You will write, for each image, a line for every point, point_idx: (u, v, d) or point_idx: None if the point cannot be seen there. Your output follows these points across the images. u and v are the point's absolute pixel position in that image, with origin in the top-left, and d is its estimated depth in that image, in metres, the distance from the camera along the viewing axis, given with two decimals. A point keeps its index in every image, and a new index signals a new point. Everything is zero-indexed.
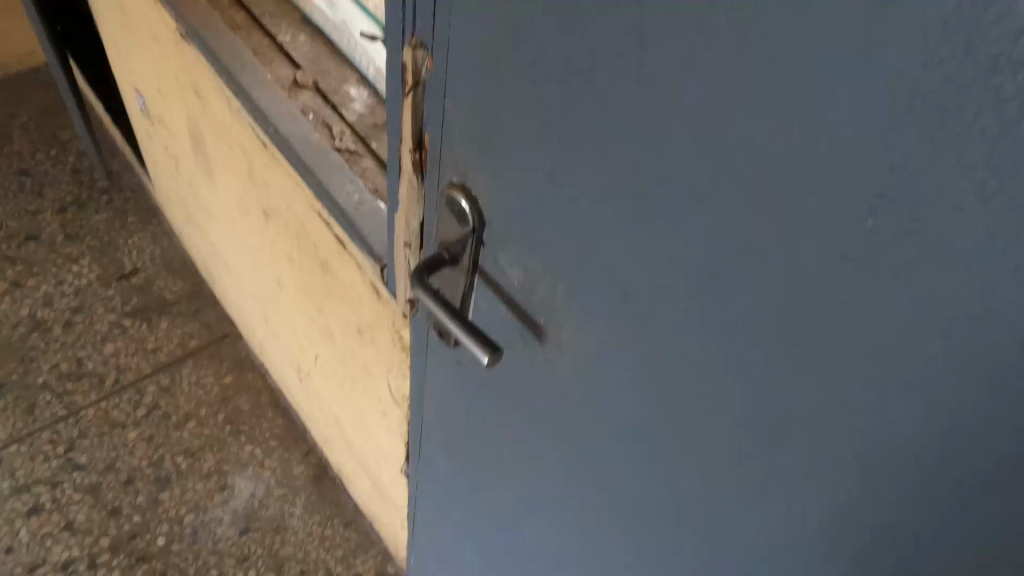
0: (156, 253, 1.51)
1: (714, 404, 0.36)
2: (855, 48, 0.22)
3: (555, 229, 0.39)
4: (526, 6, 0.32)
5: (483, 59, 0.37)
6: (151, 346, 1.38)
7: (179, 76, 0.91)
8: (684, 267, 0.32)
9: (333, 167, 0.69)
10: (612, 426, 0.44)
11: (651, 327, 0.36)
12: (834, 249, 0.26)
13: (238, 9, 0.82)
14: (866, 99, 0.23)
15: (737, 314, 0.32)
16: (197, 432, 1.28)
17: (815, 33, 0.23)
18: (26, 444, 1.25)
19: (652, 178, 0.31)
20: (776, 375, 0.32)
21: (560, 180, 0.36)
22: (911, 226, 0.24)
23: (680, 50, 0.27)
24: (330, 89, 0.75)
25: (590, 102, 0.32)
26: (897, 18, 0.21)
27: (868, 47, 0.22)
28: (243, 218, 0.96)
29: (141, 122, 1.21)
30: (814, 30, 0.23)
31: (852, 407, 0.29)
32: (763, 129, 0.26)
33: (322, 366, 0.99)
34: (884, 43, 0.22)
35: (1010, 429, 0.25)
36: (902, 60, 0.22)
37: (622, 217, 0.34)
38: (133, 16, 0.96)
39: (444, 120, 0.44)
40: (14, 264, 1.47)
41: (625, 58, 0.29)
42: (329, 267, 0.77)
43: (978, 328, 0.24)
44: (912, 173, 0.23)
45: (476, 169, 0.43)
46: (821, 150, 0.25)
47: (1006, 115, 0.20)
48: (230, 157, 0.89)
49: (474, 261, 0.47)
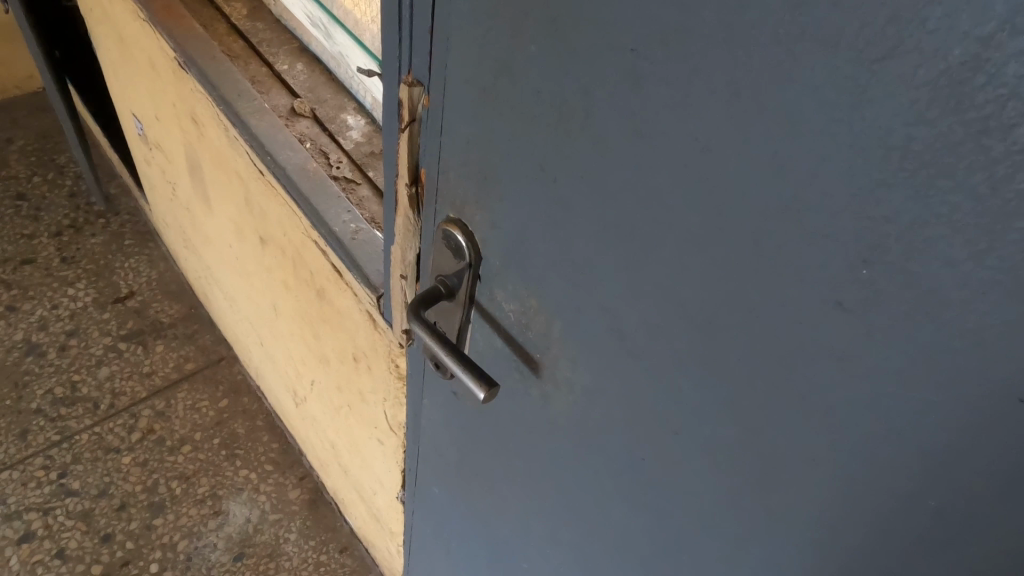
0: (152, 276, 1.51)
1: (710, 441, 0.35)
2: (843, 98, 0.22)
3: (552, 265, 0.39)
4: (522, 42, 0.33)
5: (479, 97, 0.37)
6: (146, 370, 1.37)
7: (176, 103, 0.91)
8: (680, 306, 0.32)
9: (329, 195, 0.70)
10: (610, 459, 0.43)
11: (648, 364, 0.36)
12: (829, 297, 0.26)
13: (236, 38, 0.83)
14: (858, 151, 0.22)
15: (729, 356, 0.31)
16: (192, 456, 1.27)
17: (806, 83, 0.23)
18: (18, 470, 1.23)
19: (646, 217, 0.31)
20: (773, 420, 0.31)
21: (557, 216, 0.37)
22: (905, 280, 0.23)
23: (672, 93, 0.27)
24: (328, 118, 0.76)
25: (583, 140, 0.32)
26: (887, 73, 0.21)
27: (858, 100, 0.22)
28: (239, 245, 0.96)
29: (139, 147, 1.22)
30: (804, 80, 0.23)
31: (845, 456, 0.29)
32: (756, 175, 0.26)
33: (318, 391, 0.98)
34: (874, 97, 0.21)
35: (1000, 487, 0.24)
36: (890, 116, 0.21)
37: (618, 256, 0.34)
38: (131, 44, 0.97)
39: (441, 156, 0.44)
40: (9, 288, 1.46)
41: (619, 99, 0.29)
42: (324, 295, 0.76)
43: (974, 388, 0.23)
44: (905, 226, 0.22)
45: (473, 203, 0.43)
46: (814, 199, 0.24)
47: (997, 176, 0.20)
48: (226, 184, 0.89)
49: (471, 294, 0.48)
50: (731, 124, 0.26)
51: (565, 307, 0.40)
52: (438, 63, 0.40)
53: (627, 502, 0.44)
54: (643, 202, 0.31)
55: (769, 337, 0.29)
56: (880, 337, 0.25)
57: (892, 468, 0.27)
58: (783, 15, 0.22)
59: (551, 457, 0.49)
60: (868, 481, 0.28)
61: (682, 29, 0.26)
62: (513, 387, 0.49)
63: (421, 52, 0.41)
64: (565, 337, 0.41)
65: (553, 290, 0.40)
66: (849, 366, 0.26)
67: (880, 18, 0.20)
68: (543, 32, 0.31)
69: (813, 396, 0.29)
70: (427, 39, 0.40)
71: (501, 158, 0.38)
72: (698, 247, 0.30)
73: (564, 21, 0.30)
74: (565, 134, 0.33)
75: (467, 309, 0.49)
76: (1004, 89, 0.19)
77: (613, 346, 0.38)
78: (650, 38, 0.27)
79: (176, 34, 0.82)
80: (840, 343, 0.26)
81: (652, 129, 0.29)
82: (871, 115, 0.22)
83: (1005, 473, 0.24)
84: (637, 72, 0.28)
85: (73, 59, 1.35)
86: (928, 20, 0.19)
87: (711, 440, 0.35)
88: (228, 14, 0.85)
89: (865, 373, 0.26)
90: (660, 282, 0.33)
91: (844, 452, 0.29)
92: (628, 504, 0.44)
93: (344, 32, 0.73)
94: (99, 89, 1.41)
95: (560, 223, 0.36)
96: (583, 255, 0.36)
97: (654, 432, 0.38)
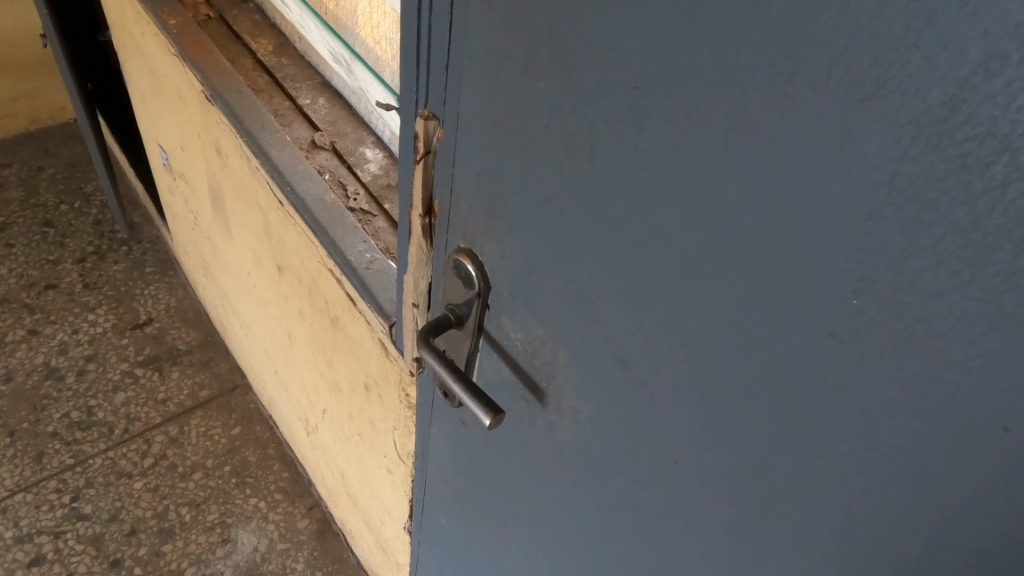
0: (171, 304, 1.52)
1: (710, 470, 0.35)
2: (832, 137, 0.23)
3: (557, 294, 0.40)
4: (533, 79, 0.34)
5: (490, 129, 0.39)
6: (161, 397, 1.38)
7: (201, 135, 0.94)
8: (680, 336, 0.33)
9: (346, 226, 0.71)
10: (611, 487, 0.44)
11: (648, 394, 0.37)
12: (822, 327, 0.26)
13: (261, 73, 0.86)
14: (846, 185, 0.23)
15: (727, 383, 0.32)
16: (202, 483, 1.28)
17: (795, 123, 0.24)
18: (32, 493, 1.25)
19: (649, 251, 0.32)
20: (770, 450, 0.32)
21: (562, 246, 0.38)
22: (893, 309, 0.24)
23: (674, 131, 0.28)
24: (347, 151, 0.79)
25: (589, 174, 0.33)
26: (872, 113, 0.22)
27: (847, 139, 0.23)
28: (257, 273, 0.98)
29: (164, 177, 1.25)
30: (795, 121, 0.24)
31: (839, 484, 0.29)
32: (752, 210, 0.27)
33: (330, 419, 0.99)
34: (861, 135, 0.22)
35: (988, 515, 0.24)
36: (876, 154, 0.22)
37: (621, 286, 0.35)
38: (160, 77, 1.00)
39: (453, 185, 0.45)
40: (33, 312, 1.49)
41: (624, 135, 0.31)
42: (337, 323, 0.77)
43: (960, 415, 0.24)
44: (892, 259, 0.23)
45: (483, 233, 0.44)
46: (806, 234, 0.25)
47: (976, 210, 0.21)
48: (246, 213, 0.91)
49: (479, 323, 0.49)
50: (726, 155, 0.27)
51: (568, 334, 0.41)
52: (452, 97, 0.42)
53: (630, 531, 0.44)
54: (645, 233, 0.32)
55: (766, 366, 0.30)
56: (871, 363, 0.25)
57: (885, 495, 0.27)
58: (775, 53, 0.24)
59: (555, 485, 0.49)
60: (863, 511, 0.29)
61: (683, 68, 0.27)
62: (519, 416, 0.50)
63: (437, 88, 0.43)
64: (569, 364, 0.42)
65: (557, 319, 0.41)
66: (841, 393, 0.27)
67: (865, 61, 0.21)
68: (550, 68, 0.33)
69: (807, 423, 0.29)
70: (442, 75, 0.42)
71: (510, 190, 0.40)
72: (696, 278, 0.31)
73: (572, 62, 0.31)
74: (571, 167, 0.34)
75: (476, 336, 0.50)
76: (980, 128, 0.20)
77: (614, 374, 0.39)
78: (649, 76, 0.28)
79: (204, 68, 0.85)
80: (832, 372, 0.27)
81: (649, 162, 0.30)
82: (856, 151, 0.23)
83: (994, 500, 0.24)
84: (640, 110, 0.29)
85: (105, 91, 1.39)
86: (909, 59, 0.20)
87: (709, 467, 0.35)
88: (255, 50, 0.89)
89: (858, 400, 0.27)
90: (659, 311, 0.33)
91: (840, 480, 0.29)
92: (631, 533, 0.44)
93: (364, 68, 0.75)
94: (128, 123, 1.45)
95: (564, 252, 0.38)
96: (587, 284, 0.37)
97: (656, 460, 0.39)
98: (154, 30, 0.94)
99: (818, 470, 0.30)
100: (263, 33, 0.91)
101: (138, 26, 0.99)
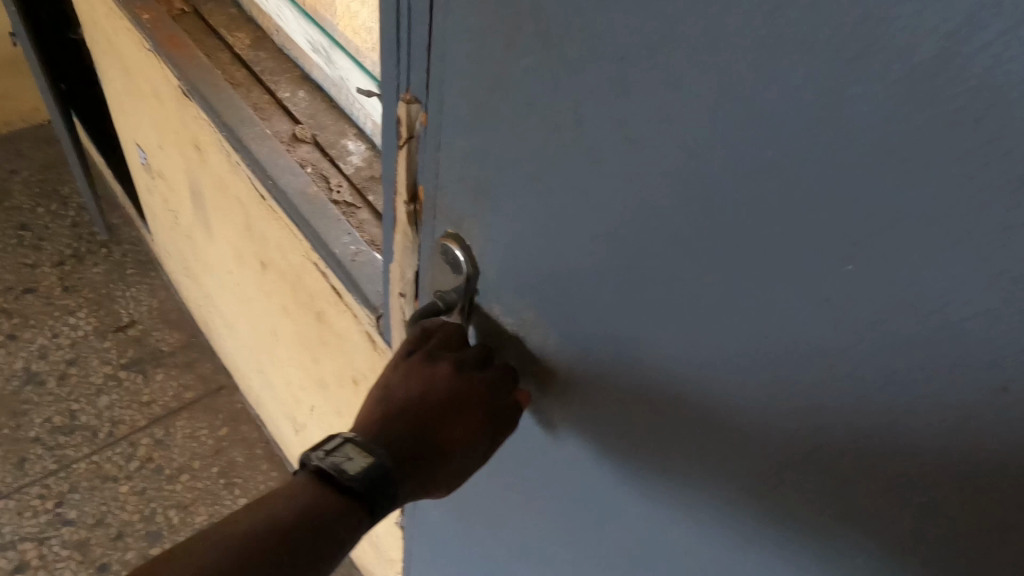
0: (153, 305, 1.50)
1: (705, 443, 0.35)
2: (822, 97, 0.23)
3: (546, 276, 0.40)
4: (516, 55, 0.34)
5: (474, 110, 0.38)
6: (145, 399, 1.37)
7: (178, 132, 0.92)
8: (672, 312, 0.33)
9: (328, 219, 0.70)
10: (604, 468, 0.44)
11: (641, 372, 0.37)
12: (816, 294, 0.26)
13: (239, 67, 0.85)
14: (839, 145, 0.23)
15: (722, 354, 0.32)
16: (190, 485, 1.27)
17: (785, 87, 0.24)
18: (14, 500, 1.23)
19: (638, 227, 0.32)
20: (765, 422, 0.31)
21: (551, 226, 0.37)
22: (887, 272, 0.24)
23: (661, 102, 0.28)
24: (328, 143, 0.78)
25: (576, 150, 0.33)
26: (862, 71, 0.22)
27: (837, 99, 0.22)
28: (240, 271, 0.96)
29: (142, 176, 1.23)
30: (784, 84, 0.24)
31: (837, 450, 0.29)
32: (742, 178, 0.27)
33: (318, 416, 0.98)
34: (852, 95, 0.22)
35: (985, 476, 0.24)
36: (868, 112, 0.22)
37: (610, 264, 0.35)
38: (135, 73, 0.98)
39: (438, 170, 0.45)
40: (11, 316, 1.46)
41: (610, 107, 0.30)
42: (322, 317, 0.76)
43: (955, 376, 0.24)
44: (885, 220, 0.23)
45: (470, 217, 0.44)
46: (799, 200, 0.25)
47: (969, 166, 0.20)
48: (227, 210, 0.89)
49: (469, 308, 0.48)
50: (716, 123, 0.26)
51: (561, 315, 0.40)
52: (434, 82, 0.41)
53: (624, 513, 0.44)
54: (633, 208, 0.32)
55: (760, 338, 0.29)
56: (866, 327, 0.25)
57: (880, 461, 0.28)
58: (768, 16, 0.23)
59: (548, 468, 0.49)
60: (862, 477, 0.29)
61: (669, 36, 0.26)
62: None
63: (418, 70, 0.42)
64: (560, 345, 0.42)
65: (548, 301, 0.41)
66: (839, 363, 0.27)
67: (854, 18, 0.21)
68: (535, 44, 0.32)
69: (801, 394, 0.29)
70: (424, 56, 0.41)
71: (495, 171, 0.39)
72: (687, 253, 0.30)
73: (555, 35, 0.31)
74: (557, 144, 0.34)
75: (466, 322, 0.49)
76: (972, 82, 0.19)
77: (604, 352, 0.39)
78: (637, 47, 0.28)
79: (179, 62, 0.84)
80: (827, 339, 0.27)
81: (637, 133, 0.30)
82: (848, 111, 0.22)
83: (991, 461, 0.24)
84: (626, 82, 0.29)
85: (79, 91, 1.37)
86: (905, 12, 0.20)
87: (702, 441, 0.35)
88: (232, 44, 0.88)
89: (853, 367, 0.27)
90: (650, 288, 0.33)
91: (836, 449, 0.29)
92: (625, 515, 0.44)
93: (344, 56, 0.74)
94: (103, 124, 1.44)
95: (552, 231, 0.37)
96: (576, 264, 0.37)
97: (649, 439, 0.39)
98: (128, 25, 0.92)
99: (813, 440, 0.30)
100: (239, 26, 0.89)
101: (110, 21, 0.97)
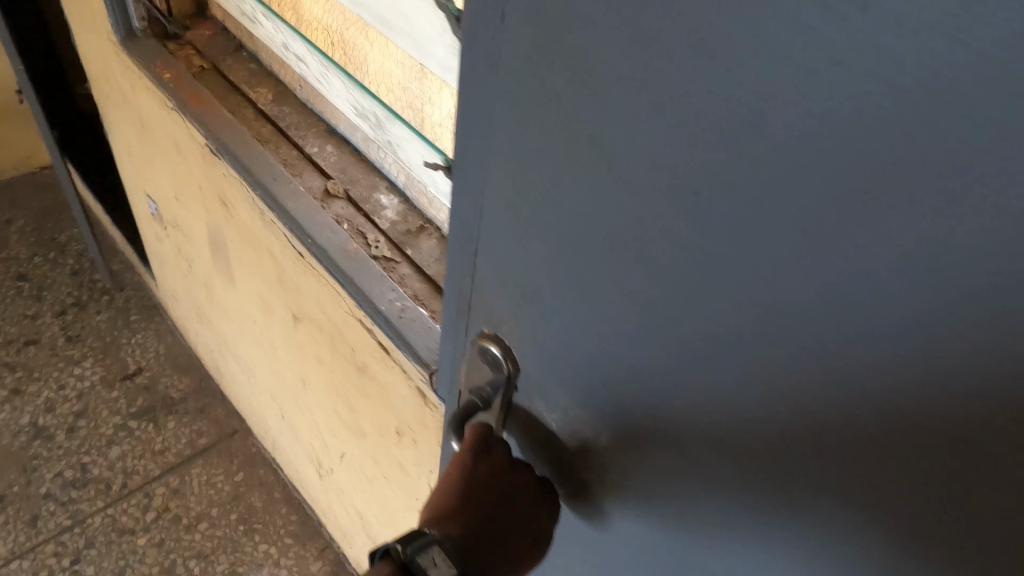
0: (160, 351, 1.48)
1: (771, 551, 0.34)
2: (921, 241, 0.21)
3: (598, 381, 0.37)
4: (563, 165, 0.31)
5: (516, 211, 0.36)
6: (158, 448, 1.35)
7: (200, 187, 0.92)
8: (748, 424, 0.31)
9: (372, 275, 0.71)
10: (657, 557, 0.42)
11: (699, 470, 0.35)
12: (910, 419, 0.25)
13: (264, 122, 0.86)
14: (943, 285, 0.21)
15: (776, 455, 0.30)
16: (209, 533, 1.26)
17: (877, 227, 0.22)
18: (29, 559, 1.22)
19: (707, 343, 0.30)
20: (844, 535, 0.30)
21: (602, 335, 0.35)
22: (994, 406, 0.22)
23: (732, 229, 0.26)
24: (362, 198, 0.79)
25: (632, 266, 0.31)
26: (971, 218, 0.20)
27: (940, 242, 0.21)
28: (265, 322, 0.96)
29: (151, 225, 1.23)
30: (876, 224, 0.22)
31: (902, 552, 0.28)
32: (825, 305, 0.25)
33: (348, 463, 0.98)
34: (956, 239, 0.20)
35: None
36: (977, 259, 0.20)
37: (674, 376, 0.32)
38: (152, 129, 0.98)
39: (475, 263, 0.42)
40: (14, 369, 1.45)
41: (672, 228, 0.28)
42: (363, 371, 0.77)
43: None
44: (997, 361, 0.22)
45: (511, 314, 0.41)
46: (891, 331, 0.23)
47: None
48: (255, 264, 0.89)
49: (509, 402, 0.46)
50: (722, 213, 0.26)
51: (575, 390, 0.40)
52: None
53: None
54: (702, 326, 0.29)
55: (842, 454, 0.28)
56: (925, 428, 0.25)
57: None
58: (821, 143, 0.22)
59: (587, 545, 0.48)
60: None
61: (741, 166, 0.24)
62: None
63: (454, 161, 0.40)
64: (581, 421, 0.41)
65: (600, 405, 0.38)
66: (933, 488, 0.25)
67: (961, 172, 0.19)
68: (564, 147, 0.30)
69: (887, 511, 0.28)
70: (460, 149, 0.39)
71: (540, 275, 0.37)
72: (771, 372, 0.28)
73: (607, 150, 0.28)
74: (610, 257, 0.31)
75: (501, 417, 0.47)
76: None
77: (634, 438, 0.37)
78: (707, 172, 0.25)
79: (205, 120, 0.84)
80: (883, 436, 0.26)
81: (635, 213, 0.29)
82: (954, 253, 0.21)
83: None
84: (693, 205, 0.26)
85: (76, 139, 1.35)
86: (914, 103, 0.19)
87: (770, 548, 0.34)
88: (255, 100, 0.88)
89: (951, 492, 0.25)
90: (725, 400, 0.31)
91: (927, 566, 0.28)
92: None
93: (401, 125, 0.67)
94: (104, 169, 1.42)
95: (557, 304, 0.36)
96: (632, 373, 0.35)
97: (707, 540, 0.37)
98: (148, 82, 0.92)
99: (900, 556, 0.28)
100: (260, 82, 0.90)
101: (126, 79, 0.98)
